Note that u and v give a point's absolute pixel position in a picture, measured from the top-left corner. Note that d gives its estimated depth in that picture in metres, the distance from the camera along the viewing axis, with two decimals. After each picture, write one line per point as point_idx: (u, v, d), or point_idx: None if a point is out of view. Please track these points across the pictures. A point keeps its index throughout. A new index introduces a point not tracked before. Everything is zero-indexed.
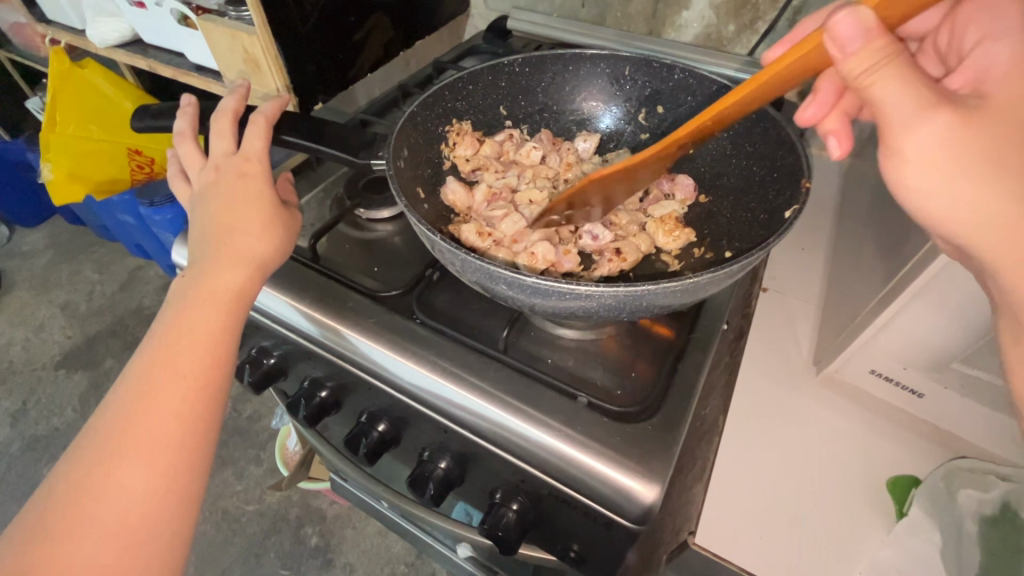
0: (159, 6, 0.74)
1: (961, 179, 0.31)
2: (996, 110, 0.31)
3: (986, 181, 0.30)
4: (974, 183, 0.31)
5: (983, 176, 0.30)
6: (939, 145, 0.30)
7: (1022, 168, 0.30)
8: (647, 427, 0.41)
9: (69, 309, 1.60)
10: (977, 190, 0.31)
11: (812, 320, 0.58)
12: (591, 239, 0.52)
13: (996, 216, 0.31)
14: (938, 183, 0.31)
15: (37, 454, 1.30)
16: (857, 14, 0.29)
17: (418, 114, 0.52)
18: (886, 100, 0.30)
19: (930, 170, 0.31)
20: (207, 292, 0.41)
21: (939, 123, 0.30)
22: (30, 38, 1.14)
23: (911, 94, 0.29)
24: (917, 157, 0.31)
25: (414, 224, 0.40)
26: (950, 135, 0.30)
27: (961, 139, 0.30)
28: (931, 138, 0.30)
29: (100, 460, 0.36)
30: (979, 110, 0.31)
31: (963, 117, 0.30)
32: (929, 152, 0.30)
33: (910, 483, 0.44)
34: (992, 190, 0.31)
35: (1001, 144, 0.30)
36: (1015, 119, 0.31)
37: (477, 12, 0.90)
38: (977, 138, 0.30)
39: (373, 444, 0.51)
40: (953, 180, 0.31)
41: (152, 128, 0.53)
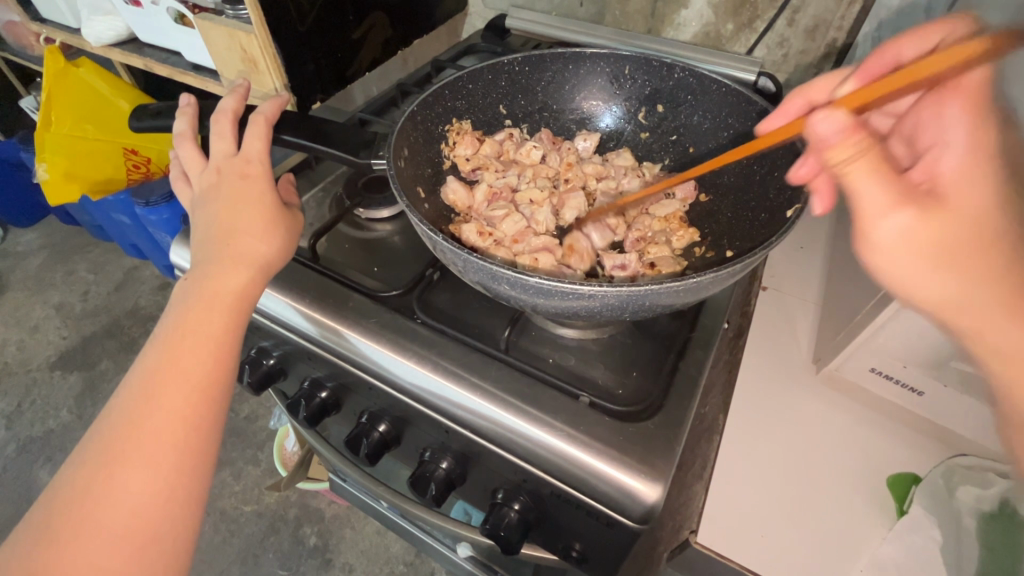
0: (154, 4, 0.74)
1: (927, 265, 0.31)
2: (962, 209, 0.31)
3: (954, 273, 0.31)
4: (932, 270, 0.31)
5: (944, 268, 0.31)
6: (902, 237, 0.31)
7: (977, 267, 0.31)
8: (650, 426, 0.41)
9: (64, 310, 1.59)
10: (939, 276, 0.31)
11: (812, 318, 0.58)
12: (619, 270, 0.50)
13: (956, 299, 0.31)
14: (907, 270, 0.32)
15: (33, 455, 1.30)
16: (832, 117, 0.31)
17: (418, 113, 0.52)
18: (862, 189, 0.30)
19: (905, 256, 0.31)
20: (210, 292, 0.41)
21: (906, 218, 0.30)
22: (23, 37, 1.13)
23: (884, 189, 0.30)
24: (887, 244, 0.31)
25: (416, 224, 0.39)
26: (913, 229, 0.31)
27: (929, 229, 0.31)
28: (900, 228, 0.31)
29: (102, 462, 0.36)
30: (946, 211, 0.31)
31: (929, 212, 0.31)
32: (902, 243, 0.31)
33: (909, 480, 0.45)
34: (949, 281, 0.31)
35: (961, 240, 0.30)
36: (971, 217, 0.31)
37: (475, 10, 0.90)
38: (944, 236, 0.30)
39: (374, 445, 0.51)
40: (919, 272, 0.32)
41: (151, 128, 0.52)
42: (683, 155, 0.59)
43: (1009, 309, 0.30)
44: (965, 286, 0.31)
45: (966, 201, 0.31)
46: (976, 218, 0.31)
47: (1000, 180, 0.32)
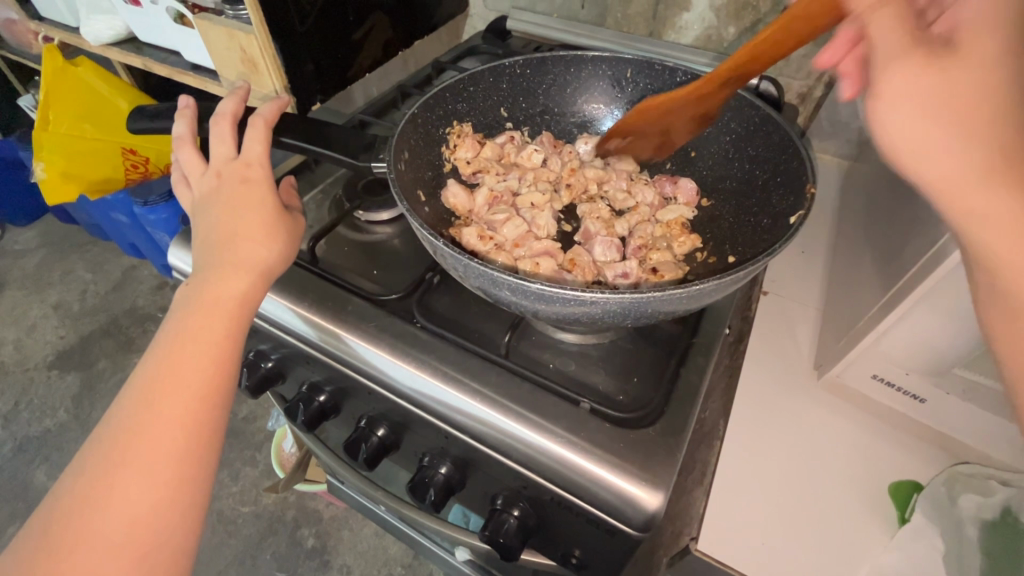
0: (154, 3, 0.73)
1: (924, 113, 0.30)
2: (974, 61, 0.30)
3: (947, 122, 0.30)
4: (925, 119, 0.30)
5: (936, 116, 0.30)
6: (913, 84, 0.30)
7: (972, 122, 0.30)
8: (651, 433, 0.40)
9: (62, 309, 1.58)
10: (929, 125, 0.30)
11: (812, 323, 0.58)
12: (623, 277, 0.49)
13: (955, 158, 0.30)
14: (906, 118, 0.31)
15: (29, 455, 1.29)
16: None
17: (419, 115, 0.52)
18: (876, 38, 0.32)
19: (898, 100, 0.31)
20: (210, 298, 0.40)
21: (911, 66, 0.30)
22: (21, 35, 1.12)
23: (897, 33, 0.31)
24: (894, 94, 0.31)
25: (416, 228, 0.39)
26: (918, 77, 0.30)
27: (937, 78, 0.30)
28: (907, 76, 0.30)
29: (103, 471, 0.36)
30: (955, 58, 0.30)
31: (940, 59, 0.30)
32: (905, 96, 0.30)
33: (910, 488, 0.44)
34: (946, 137, 0.30)
35: (962, 90, 0.30)
36: (981, 73, 0.30)
37: (476, 12, 0.90)
38: (947, 83, 0.30)
39: (373, 449, 0.50)
40: (915, 119, 0.30)
41: (149, 130, 0.52)
42: (684, 160, 0.59)
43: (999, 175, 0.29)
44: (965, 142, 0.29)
45: (977, 49, 0.30)
46: (979, 70, 0.30)
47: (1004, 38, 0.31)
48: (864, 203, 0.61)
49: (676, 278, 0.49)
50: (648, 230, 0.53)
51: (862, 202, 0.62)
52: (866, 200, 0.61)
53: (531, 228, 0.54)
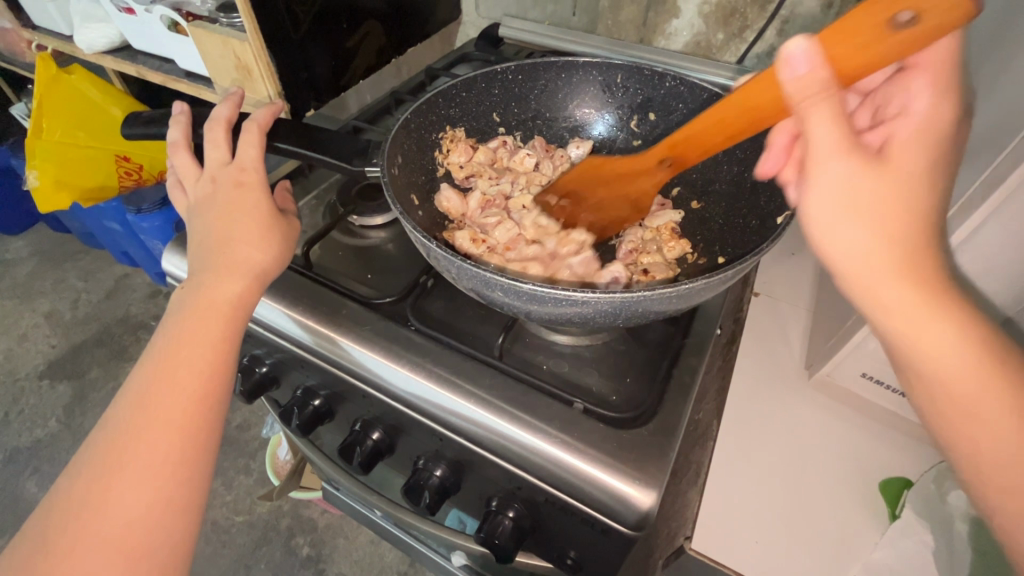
0: (148, 11, 0.73)
1: (849, 219, 0.30)
2: (900, 170, 0.31)
3: (872, 225, 0.30)
4: (853, 222, 0.30)
5: (861, 220, 0.30)
6: (845, 186, 0.30)
7: (900, 228, 0.30)
8: (644, 432, 0.41)
9: (53, 318, 1.57)
10: (859, 231, 0.30)
11: (803, 324, 0.59)
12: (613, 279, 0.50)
13: (872, 253, 0.30)
14: (829, 217, 0.31)
15: (19, 467, 1.28)
16: (802, 47, 0.31)
17: (412, 120, 0.53)
18: (814, 133, 0.31)
19: (829, 194, 0.31)
20: (205, 302, 0.41)
21: (848, 167, 0.30)
22: (15, 44, 1.13)
23: (834, 134, 0.31)
24: (825, 188, 0.31)
25: (410, 230, 0.40)
26: (854, 180, 0.30)
27: (869, 187, 0.30)
28: (840, 178, 0.31)
29: (99, 475, 0.36)
30: (884, 166, 0.31)
31: (872, 164, 0.31)
32: (831, 197, 0.31)
33: (902, 484, 0.45)
34: (863, 237, 0.30)
35: (889, 196, 0.30)
36: (907, 182, 0.31)
37: (469, 19, 0.91)
38: (878, 190, 0.30)
39: (367, 453, 0.50)
40: (839, 219, 0.31)
41: (143, 135, 0.52)
42: None
43: (908, 272, 0.30)
44: (879, 242, 0.30)
45: (903, 160, 0.32)
46: (908, 180, 0.31)
47: (935, 152, 0.33)
48: None
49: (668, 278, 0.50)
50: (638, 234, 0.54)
51: None
52: None
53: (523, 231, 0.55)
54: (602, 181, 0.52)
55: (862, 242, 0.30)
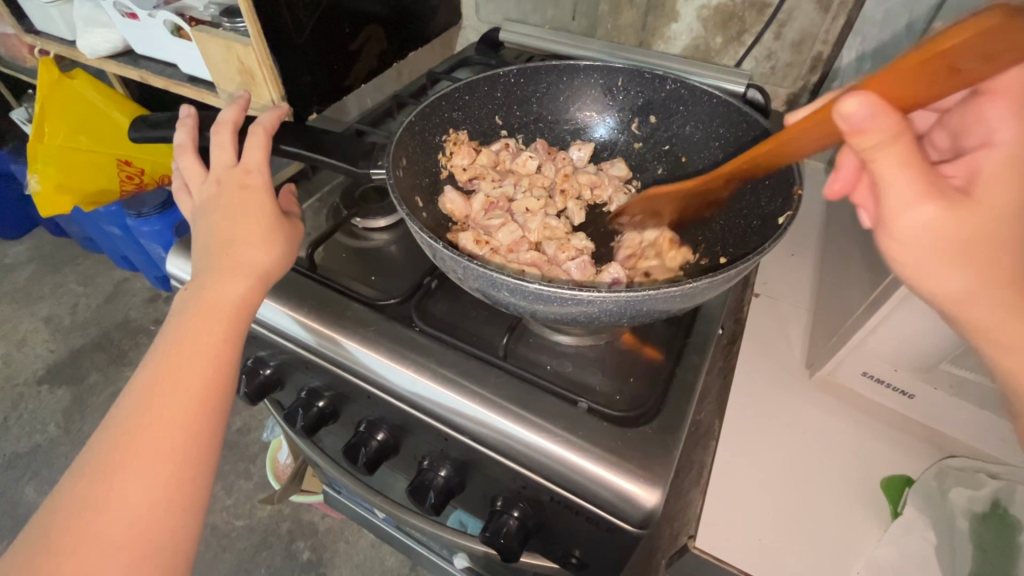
0: (152, 16, 0.73)
1: (944, 264, 0.31)
2: (989, 203, 0.30)
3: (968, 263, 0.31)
4: (946, 267, 0.31)
5: (959, 265, 0.31)
6: (929, 233, 0.29)
7: (997, 263, 0.31)
8: (648, 431, 0.41)
9: (52, 323, 1.57)
10: (954, 274, 0.31)
11: (804, 324, 0.59)
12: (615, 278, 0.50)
13: (971, 292, 0.32)
14: (915, 260, 0.31)
15: (18, 472, 1.27)
16: (861, 98, 0.25)
17: (416, 123, 0.53)
18: (891, 183, 0.28)
19: (907, 240, 0.30)
20: (210, 303, 0.41)
21: (931, 214, 0.29)
22: (16, 49, 1.14)
23: (912, 184, 0.28)
24: (908, 236, 0.30)
25: (416, 232, 0.40)
26: (939, 227, 0.29)
27: (956, 228, 0.29)
28: (922, 223, 0.29)
29: (102, 474, 0.36)
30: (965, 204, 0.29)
31: (959, 208, 0.29)
32: (920, 241, 0.30)
33: (902, 482, 0.45)
34: (959, 274, 0.31)
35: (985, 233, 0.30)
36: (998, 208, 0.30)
37: (469, 24, 0.92)
38: (967, 234, 0.30)
39: (372, 453, 0.50)
40: (934, 267, 0.31)
41: (150, 138, 0.52)
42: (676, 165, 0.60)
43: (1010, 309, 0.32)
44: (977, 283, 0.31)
45: (995, 195, 0.30)
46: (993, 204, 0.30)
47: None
48: (851, 206, 0.63)
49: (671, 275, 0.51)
50: (636, 241, 0.54)
51: (849, 205, 0.64)
52: (852, 204, 0.63)
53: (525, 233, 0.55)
54: (685, 192, 0.51)
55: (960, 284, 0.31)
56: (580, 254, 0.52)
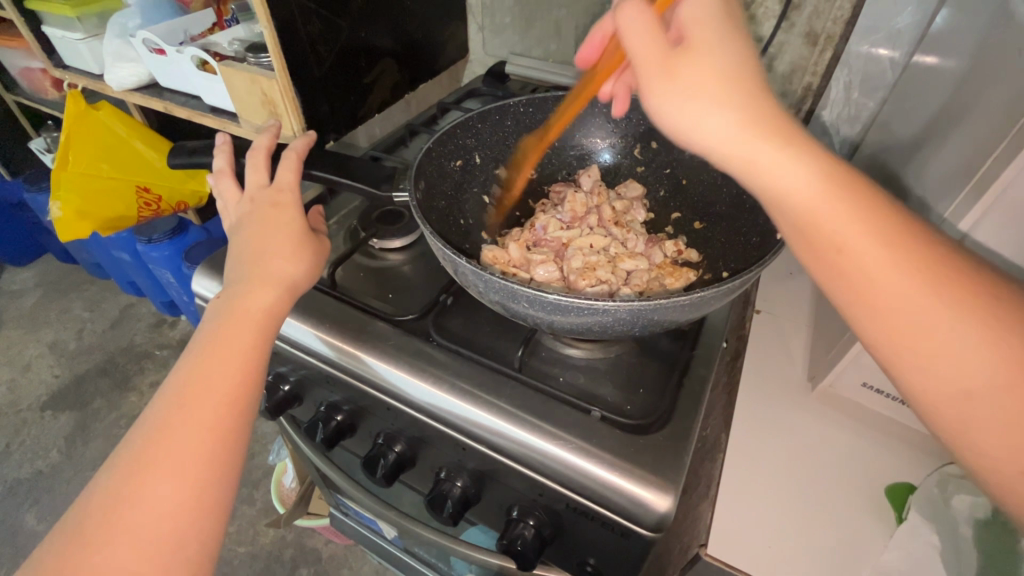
0: (179, 52, 0.78)
1: (704, 105, 0.30)
2: (703, 49, 0.31)
3: (722, 105, 0.30)
4: (712, 110, 0.30)
5: (719, 106, 0.30)
6: (682, 90, 0.31)
7: (748, 105, 0.30)
8: (659, 438, 0.43)
9: (58, 348, 1.58)
10: (719, 116, 0.30)
11: (804, 338, 0.61)
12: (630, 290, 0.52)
13: (737, 136, 0.30)
14: (679, 119, 0.31)
15: (19, 499, 1.26)
16: (635, 10, 0.32)
17: (433, 150, 0.56)
18: (632, 47, 0.33)
19: (675, 90, 0.31)
20: (240, 310, 0.43)
21: (670, 87, 0.31)
22: (40, 82, 1.20)
23: (647, 38, 0.32)
24: (665, 104, 0.31)
25: (439, 247, 0.43)
26: (689, 89, 0.31)
27: (706, 69, 0.31)
28: (665, 102, 0.31)
29: (135, 471, 0.37)
30: (687, 52, 0.31)
31: (682, 56, 0.31)
32: (676, 106, 0.31)
33: (906, 490, 0.47)
34: (717, 118, 0.30)
35: (722, 69, 0.31)
36: (721, 53, 0.31)
37: (476, 58, 0.97)
38: (706, 70, 0.31)
39: (391, 465, 0.52)
40: (700, 108, 0.30)
41: (187, 164, 0.56)
42: (676, 186, 0.63)
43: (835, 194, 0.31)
44: (746, 127, 0.30)
45: (704, 39, 0.32)
46: (715, 48, 0.31)
47: (728, 28, 0.32)
48: None
49: (686, 282, 0.54)
50: (643, 275, 0.54)
51: None
52: None
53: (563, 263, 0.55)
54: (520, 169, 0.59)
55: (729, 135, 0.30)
56: (599, 280, 0.53)
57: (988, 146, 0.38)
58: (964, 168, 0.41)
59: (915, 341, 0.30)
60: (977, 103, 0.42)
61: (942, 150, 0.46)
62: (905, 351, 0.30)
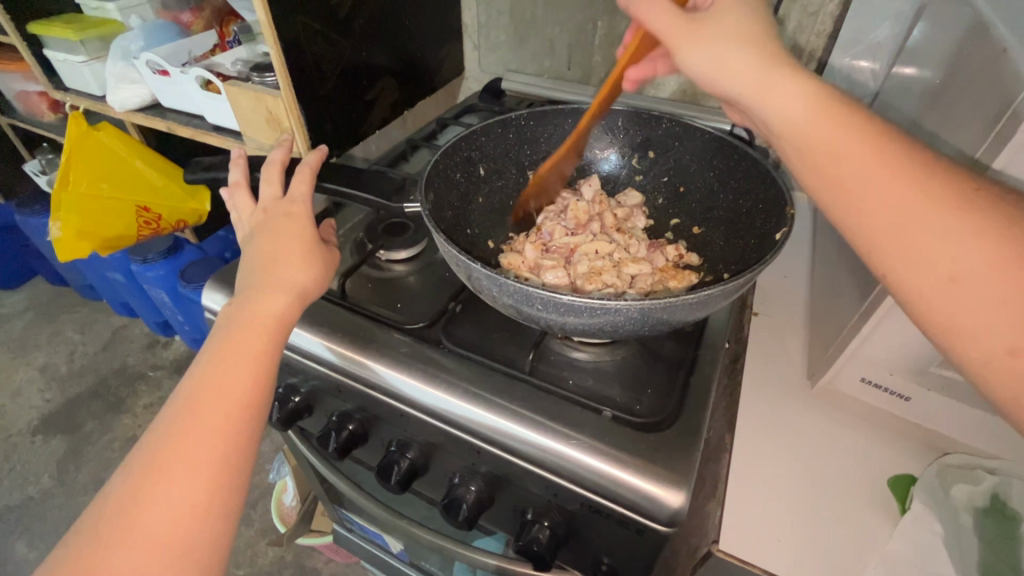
0: (184, 73, 0.80)
1: (731, 48, 0.38)
2: (725, 11, 0.40)
3: (743, 47, 0.38)
4: (737, 49, 0.38)
5: (743, 48, 0.38)
6: (711, 45, 0.39)
7: (765, 50, 0.38)
8: (669, 435, 0.44)
9: (48, 371, 1.55)
10: (741, 52, 0.38)
11: (801, 338, 0.63)
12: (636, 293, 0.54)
13: (753, 72, 0.38)
14: (705, 65, 0.39)
15: (9, 527, 1.23)
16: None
17: (440, 162, 0.57)
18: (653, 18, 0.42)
19: (702, 42, 0.39)
20: (254, 317, 0.43)
21: (699, 39, 0.39)
22: (36, 105, 1.21)
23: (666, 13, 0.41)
24: (694, 59, 0.40)
25: (453, 253, 0.44)
26: (719, 46, 0.39)
27: (729, 24, 0.39)
28: (699, 59, 0.40)
29: (150, 476, 0.38)
30: (710, 17, 0.40)
31: (706, 20, 0.40)
32: (703, 55, 0.39)
33: (908, 481, 0.48)
34: (737, 55, 0.38)
35: (741, 25, 0.39)
36: (738, 14, 0.40)
37: (472, 74, 1.00)
38: (730, 26, 0.39)
39: (404, 472, 0.53)
40: (722, 50, 0.38)
41: (201, 179, 0.57)
42: (674, 194, 0.65)
43: (841, 122, 0.35)
44: (760, 61, 0.38)
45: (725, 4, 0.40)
46: (736, 11, 0.40)
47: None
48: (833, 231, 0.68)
49: (689, 284, 0.56)
50: (646, 279, 0.56)
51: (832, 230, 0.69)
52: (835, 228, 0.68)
53: (570, 267, 0.57)
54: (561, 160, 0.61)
55: (745, 65, 0.38)
56: (605, 285, 0.54)
57: (970, 146, 0.40)
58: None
59: (927, 247, 0.32)
60: (956, 108, 0.44)
61: (925, 152, 0.49)
62: (906, 261, 0.33)
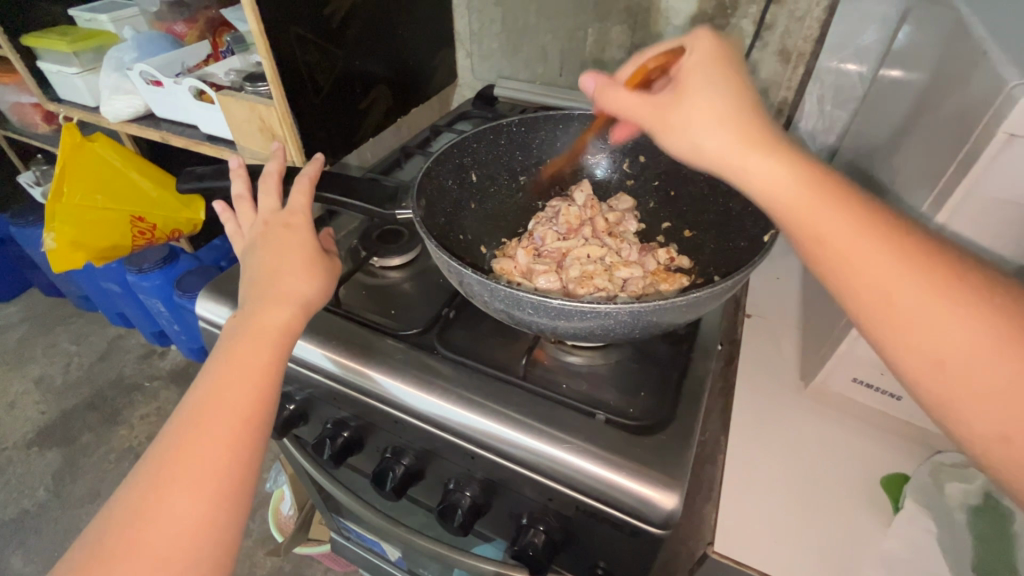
0: (177, 83, 0.80)
1: (708, 128, 0.36)
2: (695, 85, 0.37)
3: (722, 124, 0.35)
4: (714, 130, 0.36)
5: (722, 128, 0.35)
6: (690, 124, 0.36)
7: (744, 124, 0.35)
8: (663, 438, 0.44)
9: (44, 383, 1.55)
10: (718, 132, 0.35)
11: (795, 339, 0.64)
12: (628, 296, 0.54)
13: (729, 154, 0.35)
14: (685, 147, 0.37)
15: (4, 541, 1.22)
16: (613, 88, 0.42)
17: (432, 169, 0.58)
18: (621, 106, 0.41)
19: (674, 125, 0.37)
20: (254, 327, 0.44)
21: (672, 122, 0.37)
22: (31, 116, 1.21)
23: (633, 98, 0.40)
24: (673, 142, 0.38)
25: (446, 260, 0.44)
26: (697, 125, 0.36)
27: (705, 102, 0.36)
28: (681, 143, 0.37)
29: (151, 486, 0.38)
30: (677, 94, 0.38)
31: (677, 100, 0.38)
32: (683, 139, 0.37)
33: (902, 480, 0.48)
34: (714, 135, 0.36)
35: (713, 101, 0.36)
36: (710, 92, 0.36)
37: (465, 82, 1.01)
38: (705, 104, 0.36)
39: (400, 478, 0.53)
40: (695, 133, 0.36)
41: (195, 189, 0.58)
42: (666, 198, 0.65)
43: (839, 211, 0.34)
44: (738, 141, 0.35)
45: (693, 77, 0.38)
46: (708, 85, 0.37)
47: (717, 65, 0.38)
48: None
49: (681, 287, 0.56)
50: (638, 282, 0.56)
51: None
52: None
53: (562, 272, 0.57)
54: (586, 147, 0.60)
55: (722, 145, 0.35)
56: (598, 288, 0.54)
57: (953, 148, 0.41)
58: (929, 172, 0.44)
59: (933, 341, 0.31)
60: (939, 111, 0.45)
61: (911, 155, 0.49)
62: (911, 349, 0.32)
